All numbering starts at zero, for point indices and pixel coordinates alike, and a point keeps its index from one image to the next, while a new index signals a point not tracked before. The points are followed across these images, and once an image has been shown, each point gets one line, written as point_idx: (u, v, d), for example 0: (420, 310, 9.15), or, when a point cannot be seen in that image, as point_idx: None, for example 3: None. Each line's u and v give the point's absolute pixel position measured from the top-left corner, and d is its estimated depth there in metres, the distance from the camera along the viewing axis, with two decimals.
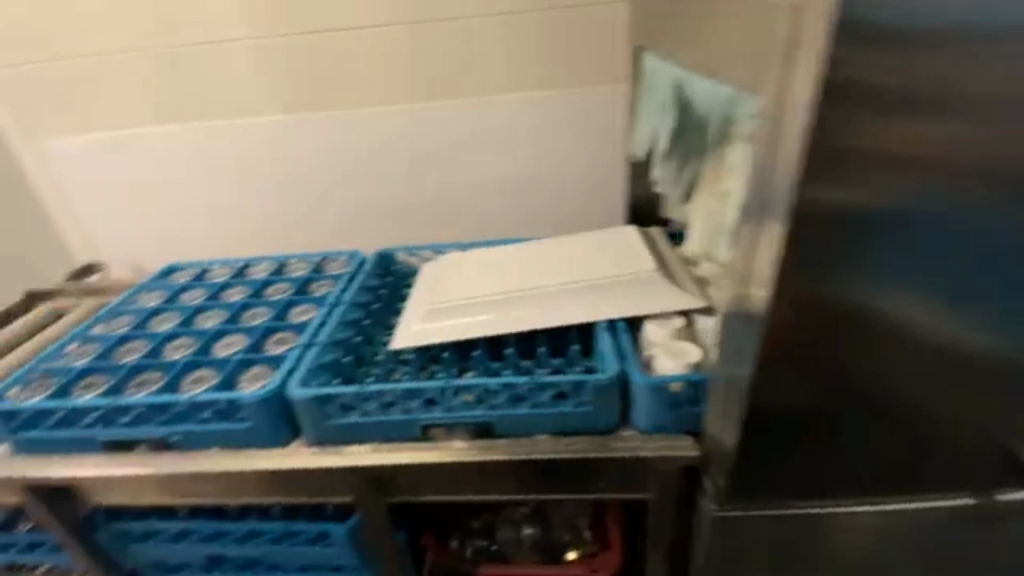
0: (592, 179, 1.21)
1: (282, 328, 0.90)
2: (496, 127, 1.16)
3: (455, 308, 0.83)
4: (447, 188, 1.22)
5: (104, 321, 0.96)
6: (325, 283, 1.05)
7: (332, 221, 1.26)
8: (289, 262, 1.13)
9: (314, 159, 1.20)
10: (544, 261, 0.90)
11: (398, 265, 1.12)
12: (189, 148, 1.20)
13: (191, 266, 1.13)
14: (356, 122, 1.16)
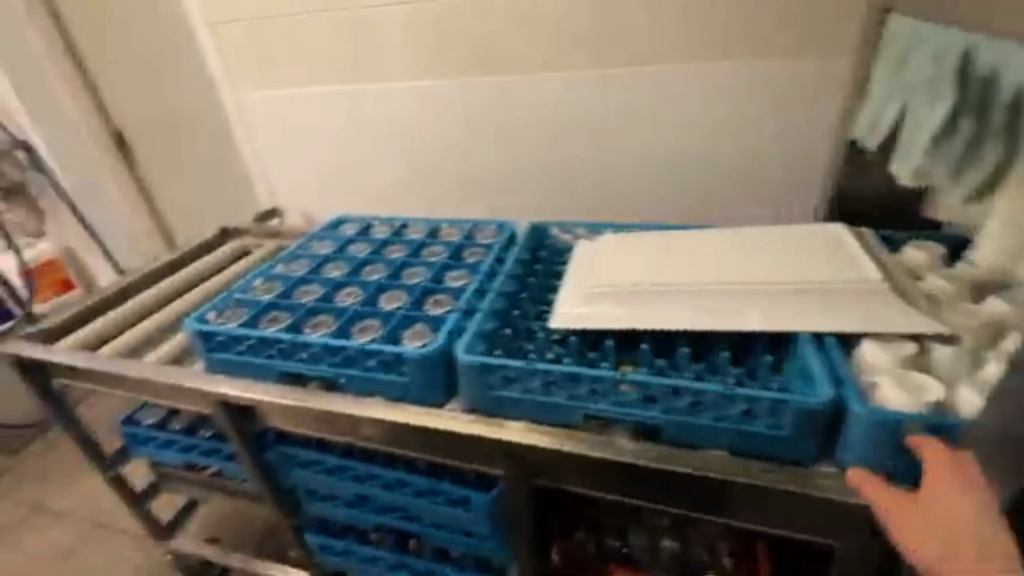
0: (768, 166, 1.07)
1: (439, 291, 0.89)
2: (663, 102, 1.06)
3: (624, 292, 0.76)
4: (601, 164, 1.16)
5: (284, 262, 1.01)
6: (478, 251, 1.03)
7: (487, 189, 1.26)
8: (442, 226, 1.11)
9: (473, 123, 1.19)
10: (732, 257, 0.79)
11: (551, 240, 1.07)
12: (360, 108, 1.26)
13: (353, 220, 1.17)
14: (511, 88, 1.13)
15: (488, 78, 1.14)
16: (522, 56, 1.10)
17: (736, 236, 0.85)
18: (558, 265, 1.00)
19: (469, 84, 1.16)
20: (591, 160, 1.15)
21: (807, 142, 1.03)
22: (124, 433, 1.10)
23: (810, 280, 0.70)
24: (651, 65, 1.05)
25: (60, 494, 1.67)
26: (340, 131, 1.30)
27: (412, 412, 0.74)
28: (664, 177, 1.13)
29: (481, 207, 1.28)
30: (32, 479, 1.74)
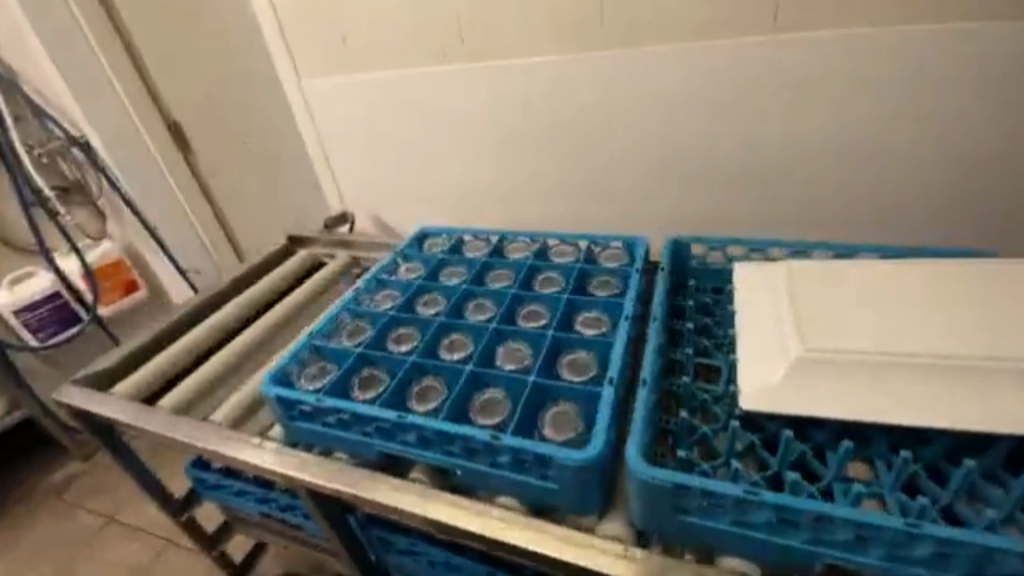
0: (969, 161, 0.81)
1: (572, 345, 0.65)
2: (830, 78, 0.80)
3: (856, 361, 0.57)
4: (735, 159, 0.92)
5: (368, 295, 0.81)
6: (608, 279, 0.78)
7: (603, 195, 1.05)
8: (551, 242, 0.88)
9: (593, 113, 0.97)
10: (1000, 311, 0.59)
11: (696, 260, 0.88)
12: (449, 96, 1.05)
13: (448, 233, 0.96)
14: (619, 67, 0.91)
15: (615, 53, 0.90)
16: (663, 24, 0.85)
17: (984, 270, 0.64)
18: (711, 297, 0.83)
19: (589, 61, 0.92)
20: (724, 156, 0.93)
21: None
22: (194, 478, 0.98)
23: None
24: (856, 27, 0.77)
25: (134, 508, 1.62)
26: (423, 125, 1.11)
27: (553, 531, 0.52)
28: (832, 176, 0.88)
29: (586, 213, 1.10)
30: (106, 489, 1.71)
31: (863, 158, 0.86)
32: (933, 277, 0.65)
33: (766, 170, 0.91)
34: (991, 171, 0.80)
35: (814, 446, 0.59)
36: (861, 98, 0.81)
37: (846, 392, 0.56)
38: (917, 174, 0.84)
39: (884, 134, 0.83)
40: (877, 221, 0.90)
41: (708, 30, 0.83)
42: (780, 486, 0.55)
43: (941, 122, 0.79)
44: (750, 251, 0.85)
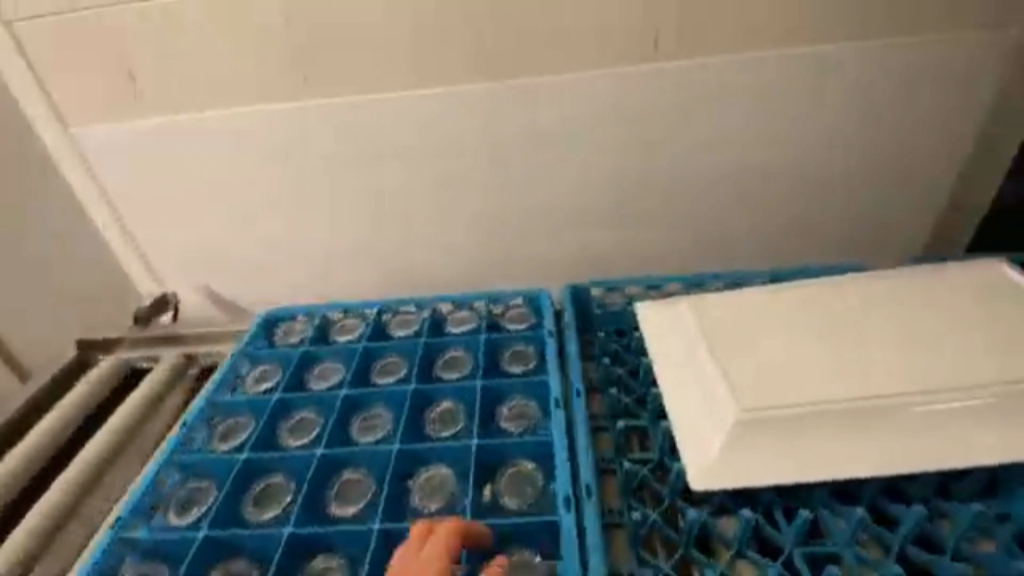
0: (833, 176, 0.82)
1: (512, 452, 0.57)
2: (693, 110, 0.79)
3: (795, 417, 0.56)
4: (618, 197, 0.85)
5: (217, 431, 0.64)
6: (523, 348, 0.69)
7: (486, 247, 0.91)
8: (443, 310, 0.75)
9: (476, 153, 0.83)
10: (904, 339, 0.61)
11: (599, 308, 0.78)
12: (297, 142, 0.84)
13: (307, 311, 0.77)
14: (481, 108, 0.80)
15: (501, 84, 0.78)
16: (553, 50, 0.76)
17: (879, 294, 0.67)
18: (619, 343, 0.75)
19: (470, 94, 0.79)
20: (602, 195, 0.85)
21: (905, 139, 0.79)
22: None
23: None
24: (742, 52, 0.75)
25: None
26: (263, 178, 0.88)
27: None
28: (710, 204, 0.85)
29: (466, 267, 0.93)
30: None
31: (748, 176, 0.83)
32: (835, 305, 0.67)
33: (644, 205, 0.86)
34: (858, 185, 0.83)
35: (764, 508, 0.56)
36: (747, 123, 0.79)
37: (786, 450, 0.55)
38: (794, 195, 0.84)
39: (756, 158, 0.82)
40: (760, 247, 0.88)
41: (601, 55, 0.76)
42: (749, 565, 0.53)
43: (787, 144, 0.80)
44: (647, 289, 0.80)
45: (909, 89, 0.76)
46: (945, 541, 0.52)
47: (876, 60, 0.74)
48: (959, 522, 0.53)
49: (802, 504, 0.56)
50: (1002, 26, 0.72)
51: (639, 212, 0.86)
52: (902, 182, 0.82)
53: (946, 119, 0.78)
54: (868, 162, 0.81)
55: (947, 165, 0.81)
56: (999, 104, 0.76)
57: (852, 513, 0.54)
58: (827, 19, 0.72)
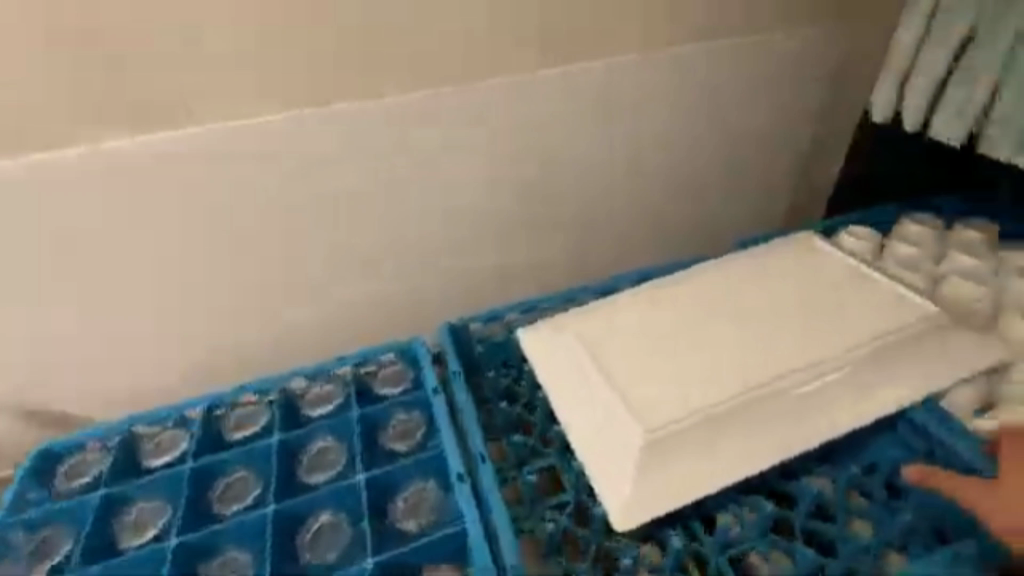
0: (680, 172, 0.86)
1: (411, 561, 0.50)
2: (552, 120, 0.76)
3: (696, 424, 0.55)
4: (491, 221, 0.78)
5: None
6: (406, 418, 0.59)
7: (349, 301, 0.76)
8: (294, 388, 0.61)
9: (317, 187, 0.70)
10: (774, 320, 0.65)
11: (480, 345, 0.71)
12: (75, 195, 0.62)
13: (102, 435, 0.60)
14: (318, 138, 0.68)
15: (340, 105, 0.67)
16: (396, 64, 0.68)
17: (745, 275, 0.71)
18: (509, 377, 0.69)
19: (303, 120, 0.67)
20: (475, 220, 0.78)
21: (734, 131, 0.86)
22: None
23: (882, 338, 0.62)
24: (587, 57, 0.75)
25: None
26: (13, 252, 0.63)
27: None
28: (577, 215, 0.83)
29: (330, 330, 0.77)
30: None
31: (607, 182, 0.82)
32: (715, 298, 0.68)
33: (517, 225, 0.80)
34: (696, 179, 0.87)
35: (685, 525, 0.55)
36: (602, 127, 0.78)
37: (701, 459, 0.55)
38: (644, 196, 0.85)
39: (612, 163, 0.81)
40: (630, 250, 0.88)
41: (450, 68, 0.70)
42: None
43: (636, 148, 0.82)
44: (525, 313, 0.73)
45: (730, 85, 0.83)
46: (834, 505, 0.55)
47: (699, 62, 0.80)
48: (841, 485, 0.56)
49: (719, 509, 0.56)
50: (789, 27, 0.83)
51: (514, 234, 0.80)
52: (737, 167, 0.89)
53: (762, 108, 0.86)
54: (710, 156, 0.86)
55: (766, 154, 0.90)
56: (798, 93, 0.87)
57: (763, 505, 0.55)
58: (660, 24, 0.76)
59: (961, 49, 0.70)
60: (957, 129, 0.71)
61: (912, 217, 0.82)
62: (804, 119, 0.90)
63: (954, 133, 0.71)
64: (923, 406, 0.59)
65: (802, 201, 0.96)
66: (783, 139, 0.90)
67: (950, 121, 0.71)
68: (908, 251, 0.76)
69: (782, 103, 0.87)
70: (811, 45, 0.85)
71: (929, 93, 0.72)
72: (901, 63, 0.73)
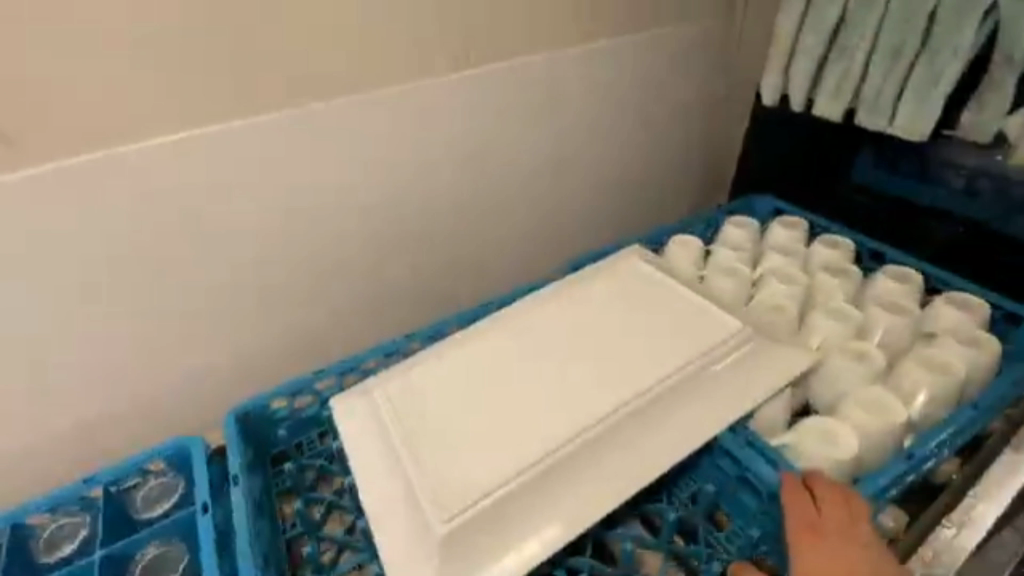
0: (524, 191, 0.81)
1: None
2: (384, 148, 0.67)
3: (500, 501, 0.51)
4: (318, 269, 0.68)
5: None
6: (168, 549, 0.51)
7: (143, 381, 0.63)
8: (26, 526, 0.50)
9: (96, 255, 0.55)
10: (593, 360, 0.61)
11: (283, 427, 0.61)
12: None
13: None
14: (55, 193, 0.51)
15: (105, 152, 0.52)
16: (186, 96, 0.54)
17: (569, 308, 0.67)
18: (323, 456, 0.60)
19: (38, 178, 0.50)
20: (296, 271, 0.67)
21: (582, 136, 0.83)
22: None
23: (693, 363, 0.60)
24: (433, 76, 0.67)
25: None
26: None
27: None
28: (412, 255, 0.75)
29: (122, 419, 0.63)
30: None
31: (445, 214, 0.75)
32: (546, 328, 0.65)
33: (344, 270, 0.70)
34: (531, 203, 0.82)
35: None
36: (439, 147, 0.71)
37: (507, 535, 0.50)
38: (478, 228, 0.79)
39: (449, 190, 0.74)
40: (470, 284, 0.82)
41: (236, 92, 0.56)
42: None
43: (474, 173, 0.75)
44: (340, 376, 0.64)
45: (583, 92, 0.80)
46: (658, 551, 0.54)
47: (542, 72, 0.75)
48: (666, 528, 0.55)
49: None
50: (634, 28, 0.80)
51: (343, 280, 0.71)
52: (581, 181, 0.86)
53: (614, 113, 0.84)
54: (558, 171, 0.83)
55: (602, 167, 0.87)
56: (642, 95, 0.86)
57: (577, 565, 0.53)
58: (500, 31, 0.69)
59: (833, 34, 0.76)
60: (836, 105, 0.77)
61: (733, 219, 0.82)
62: (643, 129, 0.89)
63: (832, 109, 0.78)
64: (736, 428, 0.58)
65: (640, 213, 0.96)
66: (611, 153, 0.87)
67: (827, 100, 0.78)
68: (729, 256, 0.76)
69: (610, 117, 0.84)
70: (638, 53, 0.82)
71: (808, 75, 0.79)
72: (786, 47, 0.80)
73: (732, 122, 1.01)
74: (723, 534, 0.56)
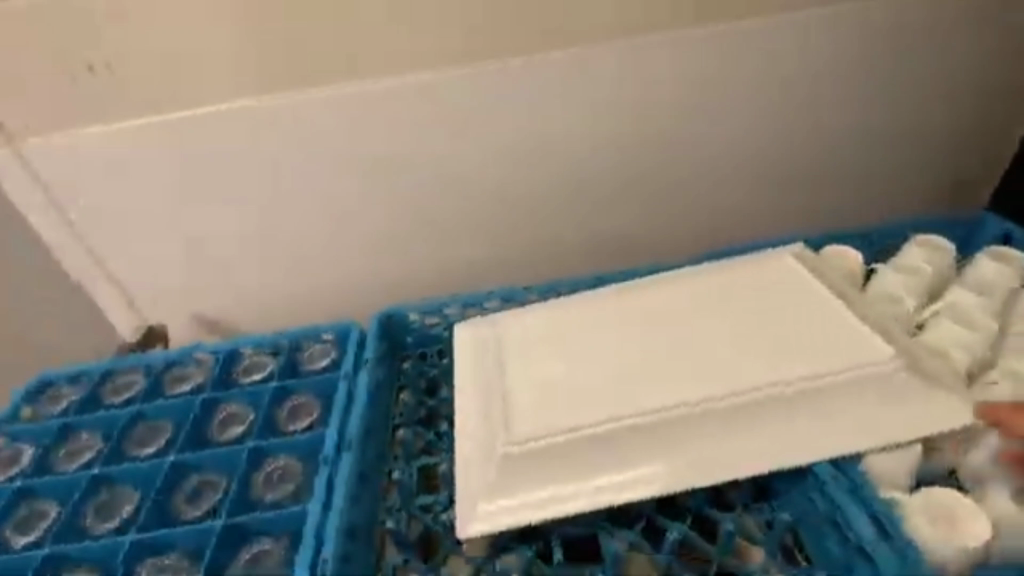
0: (676, 171, 0.78)
1: (260, 531, 0.54)
2: (534, 117, 0.73)
3: (564, 448, 0.54)
4: (461, 218, 0.77)
5: None
6: (312, 399, 0.64)
7: (316, 282, 0.79)
8: (238, 354, 0.68)
9: (299, 173, 0.73)
10: (690, 351, 0.60)
11: (412, 336, 0.71)
12: (145, 163, 0.71)
13: (83, 374, 0.68)
14: (299, 131, 0.71)
15: (325, 90, 0.70)
16: (384, 63, 0.69)
17: (687, 291, 0.66)
18: (435, 368, 0.69)
19: (290, 110, 0.70)
20: (443, 217, 0.77)
21: (756, 120, 0.76)
22: None
23: (811, 379, 0.55)
24: (587, 43, 0.71)
25: None
26: (62, 203, 0.72)
27: None
28: (548, 221, 0.79)
29: (301, 310, 0.80)
30: None
31: (589, 183, 0.77)
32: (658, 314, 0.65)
33: (483, 224, 0.78)
34: (661, 181, 0.78)
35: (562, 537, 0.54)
36: (588, 118, 0.74)
37: (561, 479, 0.53)
38: (602, 196, 0.78)
39: (595, 160, 0.76)
40: (601, 257, 0.81)
41: (421, 61, 0.70)
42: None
43: (622, 147, 0.76)
44: (465, 307, 0.72)
45: (761, 72, 0.74)
46: (712, 557, 0.53)
47: (709, 48, 0.72)
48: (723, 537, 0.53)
49: (604, 531, 0.55)
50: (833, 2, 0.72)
51: (482, 232, 0.78)
52: (755, 166, 0.79)
53: (801, 96, 0.76)
54: (724, 152, 0.77)
55: (779, 150, 0.78)
56: (847, 76, 0.75)
57: (628, 534, 0.54)
58: (663, 12, 0.70)
59: None
60: None
61: (918, 238, 0.69)
62: (818, 117, 0.77)
63: None
64: (839, 465, 0.53)
65: (800, 209, 0.82)
66: (790, 139, 0.78)
67: None
68: (895, 282, 0.65)
69: (794, 102, 0.76)
70: (841, 27, 0.73)
71: None
72: None
73: (978, 127, 0.80)
74: (797, 571, 0.51)
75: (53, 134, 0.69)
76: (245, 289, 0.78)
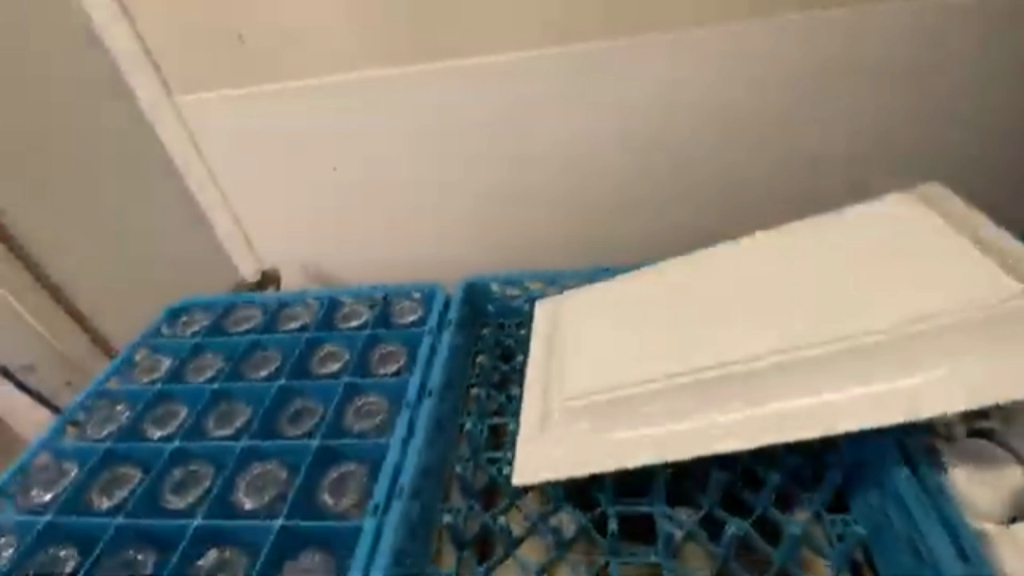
0: (775, 166, 0.76)
1: (346, 455, 0.60)
2: (633, 101, 0.73)
3: (619, 401, 0.55)
4: (549, 196, 0.80)
5: (93, 406, 0.69)
6: (398, 347, 0.69)
7: (409, 245, 0.85)
8: (339, 301, 0.75)
9: (405, 143, 0.78)
10: (779, 302, 0.57)
11: (493, 304, 0.75)
12: (276, 125, 0.79)
13: (212, 303, 0.79)
14: (409, 104, 0.76)
15: (438, 65, 0.74)
16: (494, 41, 0.72)
17: (782, 247, 0.62)
18: (511, 337, 0.72)
19: (403, 82, 0.75)
20: (531, 194, 0.80)
21: (871, 119, 0.73)
22: None
23: (911, 325, 0.50)
24: (704, 26, 0.69)
25: None
26: (208, 153, 0.83)
27: None
28: (633, 207, 0.79)
29: (393, 268, 0.88)
30: None
31: (679, 172, 0.77)
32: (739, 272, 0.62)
33: (568, 204, 0.80)
34: (758, 173, 0.76)
35: (618, 512, 0.55)
36: (688, 106, 0.73)
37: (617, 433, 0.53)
38: (694, 184, 0.78)
39: (692, 149, 0.76)
40: (680, 245, 0.82)
41: (529, 41, 0.71)
42: (595, 561, 0.54)
43: (721, 138, 0.75)
44: (547, 284, 0.74)
45: (884, 67, 0.70)
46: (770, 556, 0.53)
47: (830, 40, 0.69)
48: (787, 541, 0.52)
49: (661, 516, 0.55)
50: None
51: (567, 211, 0.80)
52: (861, 166, 0.75)
53: (924, 97, 0.71)
54: (829, 148, 0.75)
55: (892, 154, 0.75)
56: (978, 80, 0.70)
57: (685, 521, 0.54)
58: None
59: None
60: None
61: None
62: (940, 120, 0.72)
63: None
64: (921, 476, 0.50)
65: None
66: (909, 146, 0.74)
67: None
68: None
69: (915, 102, 0.72)
70: (987, 26, 0.68)
71: None
72: None
73: None
74: None
75: (204, 95, 0.79)
76: (347, 245, 0.86)
